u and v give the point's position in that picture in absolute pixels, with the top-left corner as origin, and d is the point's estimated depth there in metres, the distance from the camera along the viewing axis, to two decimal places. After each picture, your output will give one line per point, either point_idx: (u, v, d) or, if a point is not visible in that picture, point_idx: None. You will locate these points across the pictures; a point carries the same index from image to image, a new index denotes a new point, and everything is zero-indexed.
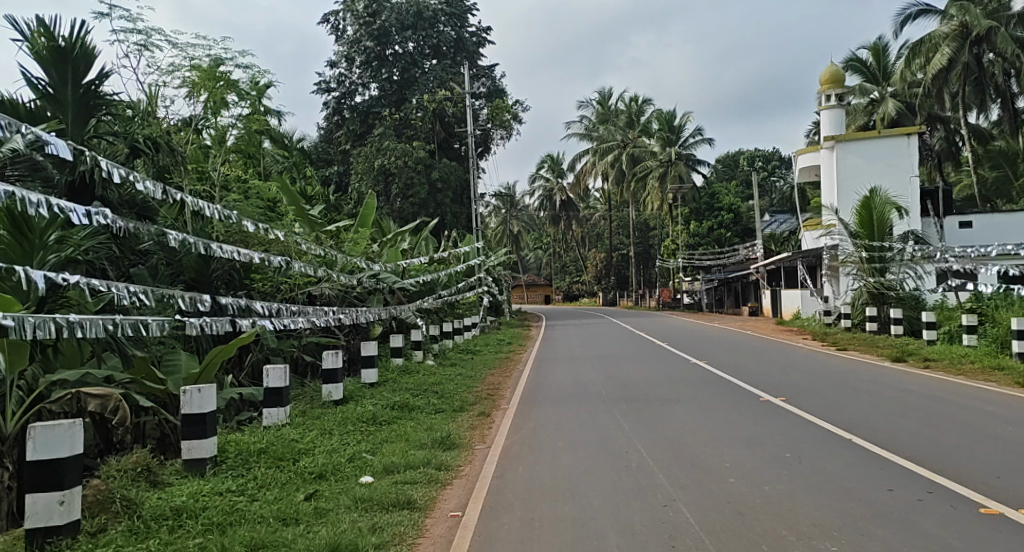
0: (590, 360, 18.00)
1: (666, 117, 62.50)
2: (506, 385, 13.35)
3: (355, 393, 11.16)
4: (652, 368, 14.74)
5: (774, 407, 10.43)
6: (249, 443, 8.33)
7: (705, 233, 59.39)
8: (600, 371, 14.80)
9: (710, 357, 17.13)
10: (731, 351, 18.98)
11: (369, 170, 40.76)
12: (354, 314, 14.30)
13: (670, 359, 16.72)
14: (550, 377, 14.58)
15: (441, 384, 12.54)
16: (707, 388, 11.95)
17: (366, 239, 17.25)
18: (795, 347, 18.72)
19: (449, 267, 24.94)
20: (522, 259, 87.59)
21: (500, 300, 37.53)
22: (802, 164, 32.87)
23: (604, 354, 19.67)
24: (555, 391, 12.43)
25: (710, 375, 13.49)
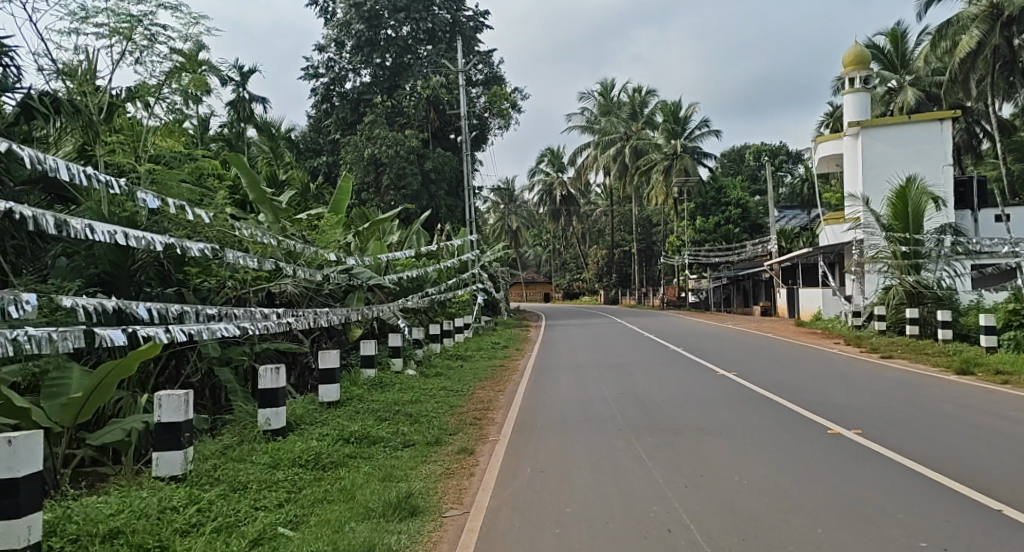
0: (596, 368, 15.91)
1: (671, 109, 60.19)
2: (500, 403, 11.07)
3: (301, 417, 9.01)
4: (670, 382, 12.68)
5: (842, 454, 8.20)
6: (106, 522, 6.09)
7: (711, 229, 57.20)
8: (609, 384, 12.73)
9: (733, 367, 15.10)
10: (753, 358, 16.93)
11: (358, 159, 38.57)
12: (319, 315, 12.05)
13: (687, 370, 14.65)
14: (550, 389, 12.51)
15: (415, 402, 10.38)
16: (742, 413, 9.92)
17: (339, 228, 15.00)
18: (825, 354, 16.68)
19: (439, 262, 22.72)
20: (521, 255, 85.35)
21: (496, 298, 35.32)
22: (822, 153, 30.69)
23: (609, 361, 17.59)
24: (557, 411, 10.37)
25: (741, 394, 11.45)
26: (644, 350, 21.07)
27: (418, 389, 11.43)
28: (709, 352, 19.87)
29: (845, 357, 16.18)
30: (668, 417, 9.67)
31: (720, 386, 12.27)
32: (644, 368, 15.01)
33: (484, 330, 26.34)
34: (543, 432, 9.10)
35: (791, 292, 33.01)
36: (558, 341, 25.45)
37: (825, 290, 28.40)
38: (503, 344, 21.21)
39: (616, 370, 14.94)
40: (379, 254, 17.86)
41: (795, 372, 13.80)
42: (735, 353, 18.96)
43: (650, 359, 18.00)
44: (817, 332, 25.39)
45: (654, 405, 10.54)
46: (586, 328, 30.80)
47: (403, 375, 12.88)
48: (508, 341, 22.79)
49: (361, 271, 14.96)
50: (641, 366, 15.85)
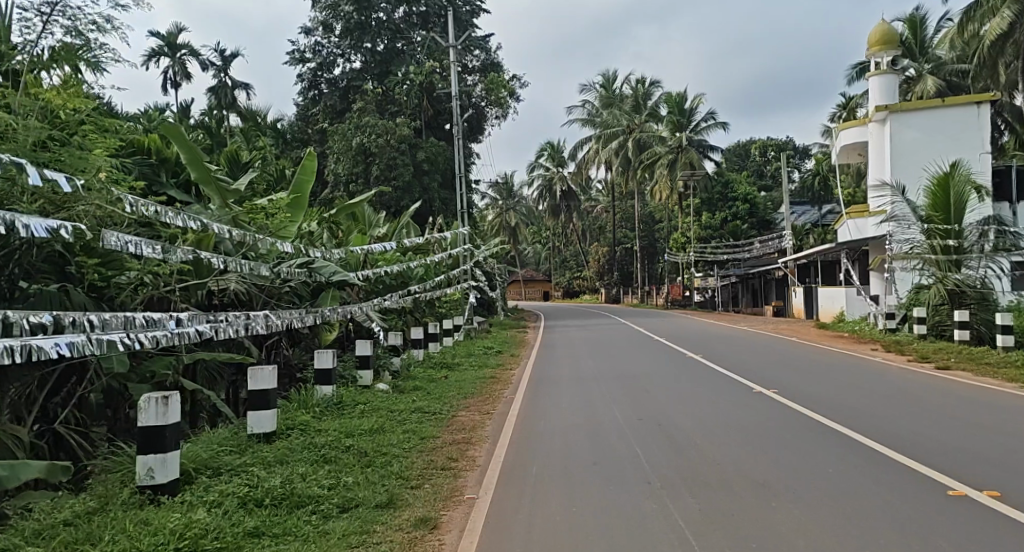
0: (604, 377, 14.00)
1: (676, 100, 57.83)
2: (488, 431, 9.00)
3: (207, 463, 6.95)
4: (692, 404, 10.77)
5: (936, 537, 6.10)
6: None
7: (717, 226, 55.00)
8: (620, 402, 10.85)
9: (764, 380, 13.17)
10: (784, 367, 15.05)
11: (347, 149, 36.30)
12: (266, 319, 9.79)
13: (712, 385, 12.69)
14: (552, 407, 10.63)
15: (373, 432, 8.29)
16: (787, 458, 8.02)
17: (302, 214, 12.66)
18: (866, 364, 14.74)
19: (427, 256, 20.47)
20: (519, 252, 83.11)
21: (492, 296, 33.14)
22: (845, 140, 28.48)
23: (621, 370, 15.66)
24: (558, 443, 8.47)
25: (780, 426, 9.52)
26: (656, 356, 19.12)
27: (383, 411, 9.32)
28: (727, 357, 17.96)
29: (891, 368, 14.27)
30: (694, 462, 7.71)
31: (753, 410, 10.36)
32: (660, 382, 13.09)
33: (479, 331, 24.15)
34: (537, 480, 7.19)
35: (808, 291, 30.84)
36: (559, 343, 23.43)
37: (849, 290, 26.25)
38: (499, 348, 19.06)
39: (628, 382, 13.03)
40: (354, 247, 15.64)
41: (838, 389, 11.80)
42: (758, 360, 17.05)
43: (666, 367, 16.08)
44: (841, 335, 23.25)
45: (676, 441, 8.64)
46: (589, 329, 28.60)
47: (370, 391, 10.72)
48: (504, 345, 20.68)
49: (326, 266, 12.47)
50: (656, 377, 13.92)
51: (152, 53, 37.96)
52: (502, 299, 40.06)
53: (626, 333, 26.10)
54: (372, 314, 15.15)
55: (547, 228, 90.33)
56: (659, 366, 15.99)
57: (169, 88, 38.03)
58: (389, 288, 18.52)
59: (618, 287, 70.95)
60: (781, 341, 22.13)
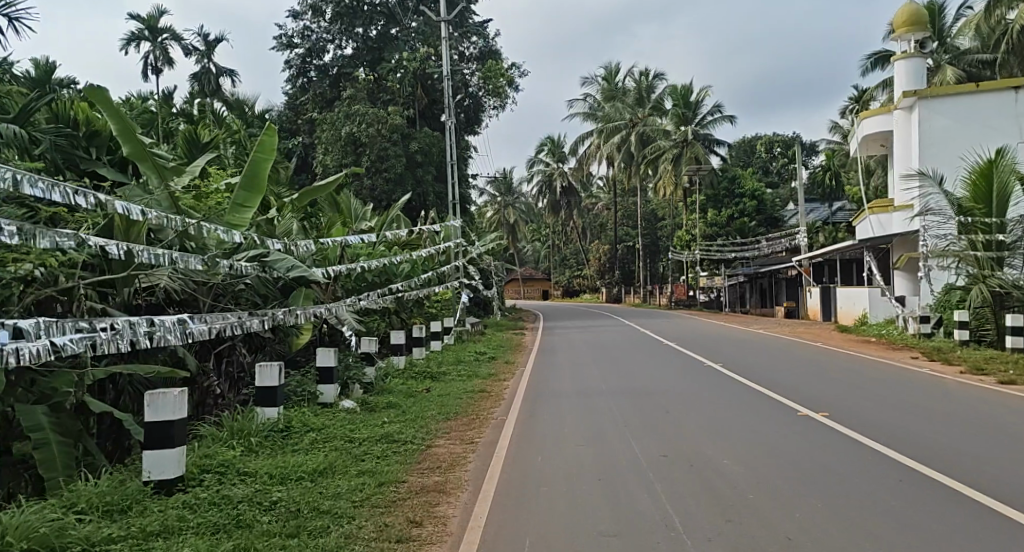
0: (612, 386, 12.72)
1: (681, 93, 56.01)
2: (470, 463, 7.45)
3: (48, 544, 5.23)
4: (711, 425, 9.54)
5: None
6: None
7: (723, 224, 53.15)
8: (630, 421, 9.61)
9: (789, 395, 11.90)
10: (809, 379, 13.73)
11: (336, 139, 34.45)
12: (190, 328, 7.94)
13: (732, 400, 11.41)
14: (554, 423, 9.37)
15: (315, 477, 6.70)
16: (830, 502, 6.77)
17: (259, 199, 10.75)
18: (900, 377, 13.40)
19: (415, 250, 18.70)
20: (518, 251, 81.22)
21: (488, 295, 31.36)
22: (869, 129, 26.68)
23: (631, 377, 14.37)
24: (558, 477, 7.23)
25: (816, 456, 8.26)
26: (666, 361, 17.80)
27: (338, 437, 7.69)
28: (744, 362, 16.61)
29: (928, 381, 12.93)
30: (724, 525, 6.18)
31: (783, 435, 9.11)
32: (673, 394, 11.84)
33: (473, 333, 22.33)
34: (530, 533, 5.94)
35: (824, 292, 29.03)
36: (558, 344, 21.79)
37: (872, 290, 24.46)
38: (492, 352, 17.35)
39: (638, 394, 11.77)
40: (326, 240, 13.84)
41: (882, 414, 10.29)
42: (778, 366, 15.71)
43: (679, 374, 14.80)
44: (869, 339, 21.40)
45: (697, 478, 7.40)
46: (590, 329, 26.89)
47: (329, 410, 8.96)
48: (499, 349, 18.95)
49: (282, 260, 10.45)
50: (670, 388, 12.64)
51: (131, 37, 36.04)
52: (499, 298, 38.20)
53: (629, 335, 24.45)
54: (348, 315, 13.38)
55: (546, 226, 88.38)
56: (672, 375, 14.42)
57: (148, 74, 36.09)
58: (369, 285, 16.76)
59: (619, 287, 69.07)
60: (798, 345, 20.53)
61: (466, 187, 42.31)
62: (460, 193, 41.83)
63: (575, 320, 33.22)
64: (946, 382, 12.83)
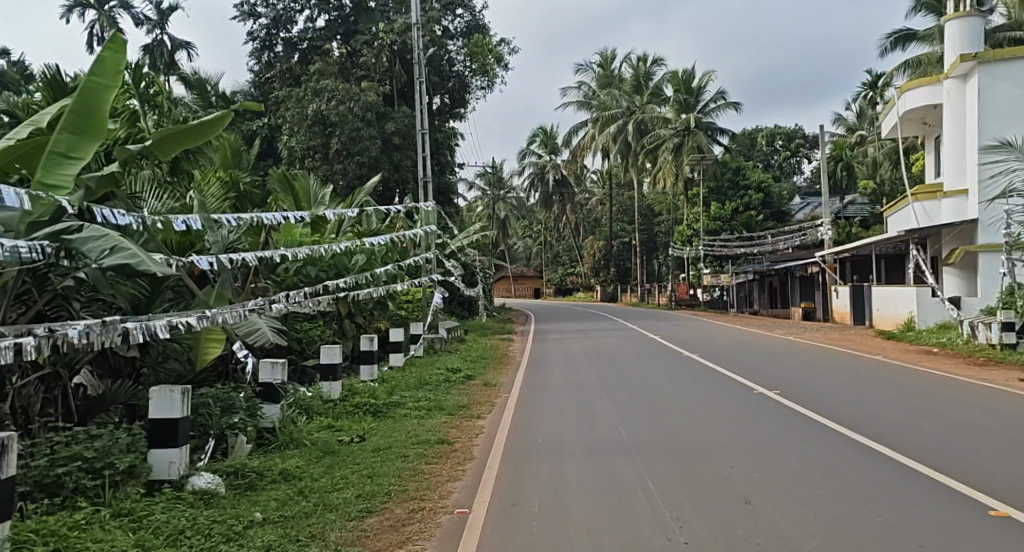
0: (622, 392, 11.79)
1: (683, 78, 52.45)
2: (449, 497, 6.30)
3: None
4: (734, 439, 8.77)
5: None
6: None
7: (728, 218, 49.46)
8: (648, 433, 8.81)
9: (816, 410, 11.01)
10: (831, 395, 12.68)
11: (301, 118, 30.68)
12: None
13: (756, 415, 10.49)
14: (563, 432, 8.54)
15: None
16: (873, 529, 5.95)
17: (90, 149, 7.04)
18: (934, 401, 12.32)
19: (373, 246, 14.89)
20: (508, 247, 77.47)
21: (471, 294, 27.74)
22: (914, 103, 23.10)
23: (640, 380, 13.44)
24: (570, 498, 6.40)
25: (854, 476, 7.44)
26: (673, 360, 16.75)
27: None
28: (758, 367, 15.54)
29: (961, 406, 11.91)
30: None
31: (815, 453, 8.29)
32: (691, 405, 11.02)
33: (452, 340, 18.70)
34: None
35: (856, 291, 25.51)
36: (551, 351, 18.62)
37: (922, 290, 20.93)
38: (475, 366, 13.96)
39: (652, 403, 10.91)
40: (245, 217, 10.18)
41: (917, 438, 9.18)
42: (796, 375, 14.61)
43: (692, 378, 13.88)
44: (930, 349, 17.76)
45: (724, 499, 6.61)
46: (585, 333, 23.42)
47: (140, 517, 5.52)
48: (481, 360, 15.44)
49: (103, 243, 6.63)
50: (684, 397, 11.71)
51: (73, 2, 32.10)
52: (485, 299, 34.46)
53: (627, 339, 21.27)
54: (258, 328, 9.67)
55: (538, 221, 84.52)
56: (676, 384, 13.15)
57: (92, 45, 32.17)
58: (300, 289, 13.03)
59: (614, 285, 65.25)
60: (833, 351, 17.62)
61: (450, 176, 38.45)
62: (444, 183, 37.94)
63: (568, 321, 29.67)
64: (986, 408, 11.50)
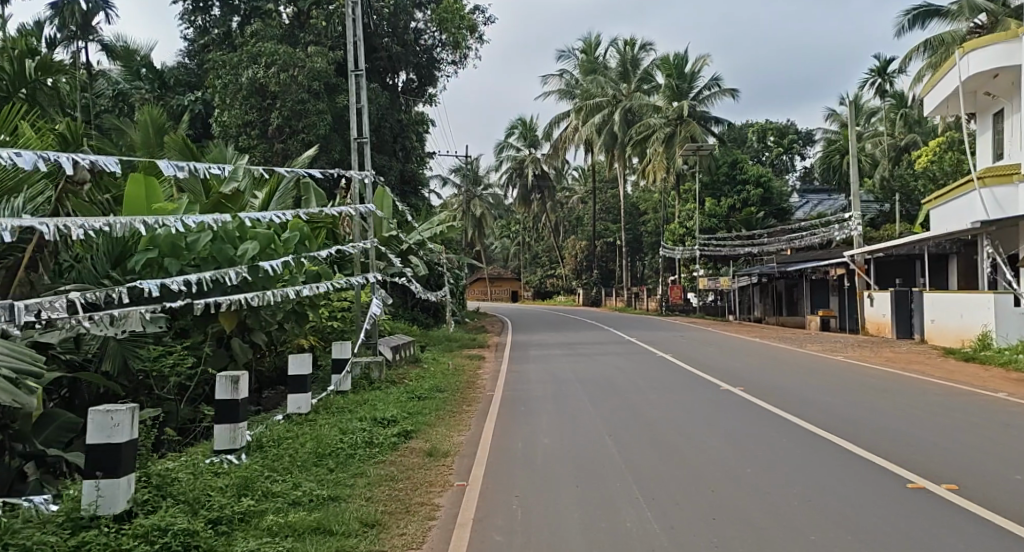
0: (617, 404, 10.86)
1: (674, 62, 48.27)
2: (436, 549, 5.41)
3: None
4: (737, 462, 8.12)
5: None
6: None
7: (724, 215, 44.88)
8: (645, 456, 8.09)
9: (820, 421, 10.43)
10: (830, 402, 12.03)
11: (237, 89, 26.13)
12: None
13: (754, 428, 9.70)
14: (550, 459, 7.67)
15: None
16: None
17: None
18: (929, 409, 11.75)
19: (269, 234, 10.10)
20: (483, 247, 72.75)
21: (437, 297, 23.43)
22: (978, 67, 18.99)
23: (625, 389, 12.34)
24: (578, 546, 5.57)
25: (878, 508, 6.74)
26: (663, 367, 15.11)
27: None
28: (742, 370, 14.54)
29: (966, 415, 11.37)
30: None
31: (823, 476, 7.70)
32: (685, 416, 10.34)
33: (405, 362, 14.14)
34: None
35: (899, 298, 21.26)
36: (533, 373, 14.55)
37: (1002, 299, 16.68)
38: (424, 409, 9.60)
39: (639, 415, 10.08)
40: None
41: (925, 455, 8.67)
42: (796, 380, 13.81)
43: (680, 383, 12.96)
44: None
45: (733, 532, 6.05)
46: (571, 347, 19.40)
47: None
48: (439, 396, 10.95)
49: None
50: (680, 406, 11.00)
51: None
52: (455, 303, 30.01)
53: (625, 356, 17.11)
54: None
55: (517, 221, 79.95)
56: (667, 390, 12.26)
57: None
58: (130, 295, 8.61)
59: (597, 288, 60.78)
60: (889, 382, 13.92)
61: (417, 163, 33.75)
62: (410, 171, 33.15)
63: (551, 330, 25.48)
64: (998, 420, 10.89)
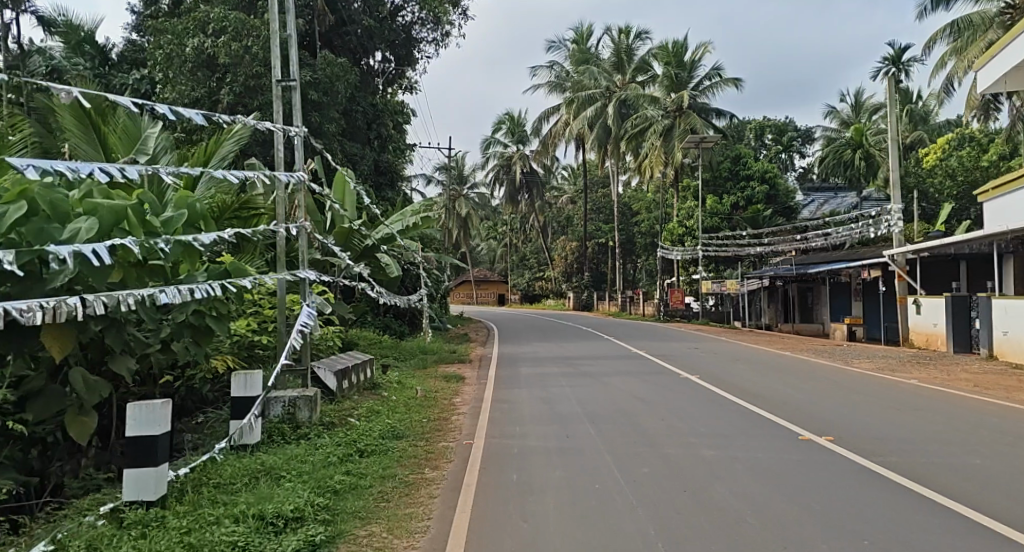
0: (631, 433, 8.35)
1: (673, 50, 45.00)
2: None
3: None
4: (807, 533, 5.70)
5: None
6: None
7: (727, 213, 41.32)
8: (651, 513, 5.99)
9: (893, 448, 7.96)
10: (897, 424, 9.53)
11: (183, 62, 22.60)
12: None
13: (776, 449, 7.58)
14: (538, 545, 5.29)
15: None
16: None
17: None
18: (983, 425, 9.66)
19: (119, 205, 6.58)
20: (468, 249, 69.22)
21: (410, 302, 20.05)
22: None
23: (610, 409, 10.01)
24: None
25: None
26: (667, 384, 12.38)
27: None
28: (775, 389, 11.93)
29: None
30: None
31: (897, 538, 5.65)
32: (720, 441, 7.84)
33: (356, 391, 10.64)
34: None
35: (956, 305, 18.01)
36: (525, 400, 11.23)
37: None
38: (360, 479, 6.38)
39: (652, 447, 7.68)
40: None
41: None
42: (840, 398, 11.27)
43: (676, 399, 10.67)
44: None
45: None
46: (569, 363, 16.11)
47: None
48: (393, 449, 7.62)
49: None
50: (709, 427, 8.51)
51: None
52: (433, 309, 26.53)
53: (636, 375, 13.77)
54: None
55: (503, 222, 76.46)
56: (691, 410, 9.65)
57: None
58: None
59: (589, 291, 57.28)
60: (957, 402, 11.19)
61: (394, 154, 30.24)
62: (385, 162, 29.55)
63: (542, 341, 22.11)
64: None
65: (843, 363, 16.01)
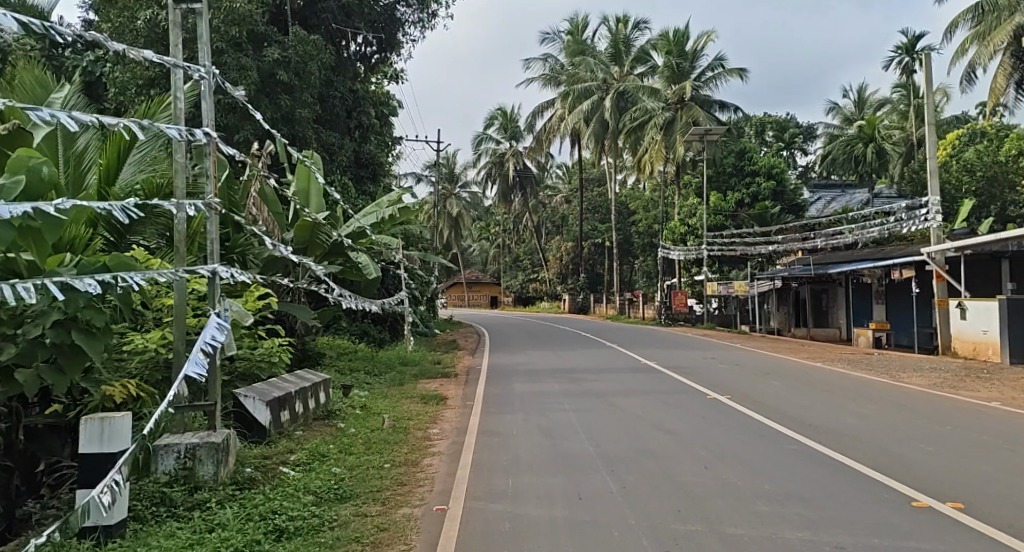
0: (665, 492, 6.13)
1: (674, 39, 42.73)
2: None
3: None
4: None
5: None
6: None
7: (731, 211, 39.29)
8: None
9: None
10: (1004, 464, 7.29)
11: (137, 38, 20.24)
12: None
13: (870, 515, 5.40)
14: None
15: None
16: None
17: None
18: None
19: None
20: (460, 250, 66.93)
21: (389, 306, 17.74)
22: None
23: (624, 446, 7.83)
24: None
25: None
26: (692, 407, 10.15)
27: None
28: (828, 415, 9.68)
29: None
30: None
31: None
32: (791, 506, 5.62)
33: (303, 425, 8.28)
34: None
35: (1011, 310, 15.95)
36: (519, 429, 8.97)
37: None
38: None
39: (696, 518, 5.46)
40: None
41: None
42: (912, 427, 9.01)
43: (707, 432, 8.49)
44: None
45: None
46: (570, 377, 13.82)
47: None
48: (329, 520, 5.36)
49: None
50: (769, 481, 6.28)
51: None
52: (419, 314, 24.23)
53: (651, 394, 11.53)
54: None
55: (496, 222, 74.02)
56: (735, 452, 7.41)
57: None
58: None
59: (585, 293, 55.03)
60: None
61: (377, 146, 27.91)
62: (366, 153, 27.12)
63: (539, 349, 19.88)
64: None
65: (888, 376, 13.76)
